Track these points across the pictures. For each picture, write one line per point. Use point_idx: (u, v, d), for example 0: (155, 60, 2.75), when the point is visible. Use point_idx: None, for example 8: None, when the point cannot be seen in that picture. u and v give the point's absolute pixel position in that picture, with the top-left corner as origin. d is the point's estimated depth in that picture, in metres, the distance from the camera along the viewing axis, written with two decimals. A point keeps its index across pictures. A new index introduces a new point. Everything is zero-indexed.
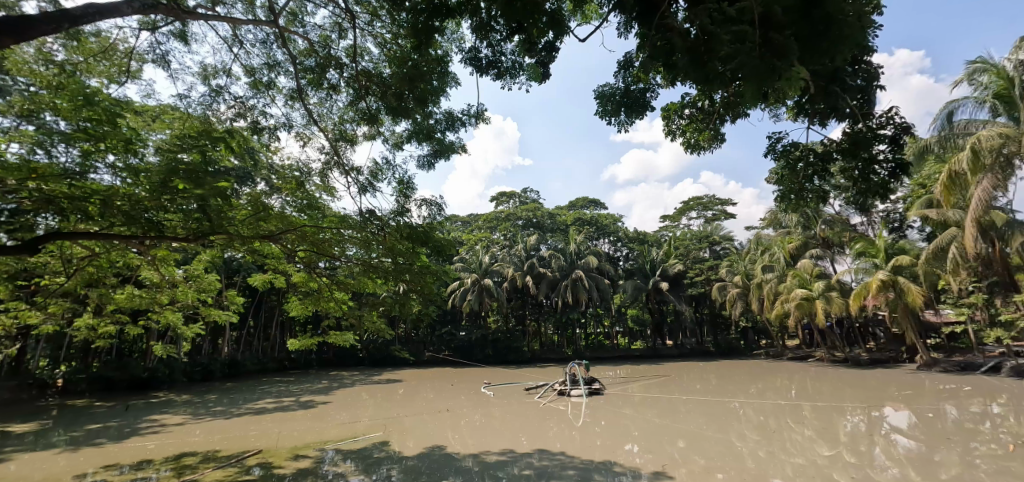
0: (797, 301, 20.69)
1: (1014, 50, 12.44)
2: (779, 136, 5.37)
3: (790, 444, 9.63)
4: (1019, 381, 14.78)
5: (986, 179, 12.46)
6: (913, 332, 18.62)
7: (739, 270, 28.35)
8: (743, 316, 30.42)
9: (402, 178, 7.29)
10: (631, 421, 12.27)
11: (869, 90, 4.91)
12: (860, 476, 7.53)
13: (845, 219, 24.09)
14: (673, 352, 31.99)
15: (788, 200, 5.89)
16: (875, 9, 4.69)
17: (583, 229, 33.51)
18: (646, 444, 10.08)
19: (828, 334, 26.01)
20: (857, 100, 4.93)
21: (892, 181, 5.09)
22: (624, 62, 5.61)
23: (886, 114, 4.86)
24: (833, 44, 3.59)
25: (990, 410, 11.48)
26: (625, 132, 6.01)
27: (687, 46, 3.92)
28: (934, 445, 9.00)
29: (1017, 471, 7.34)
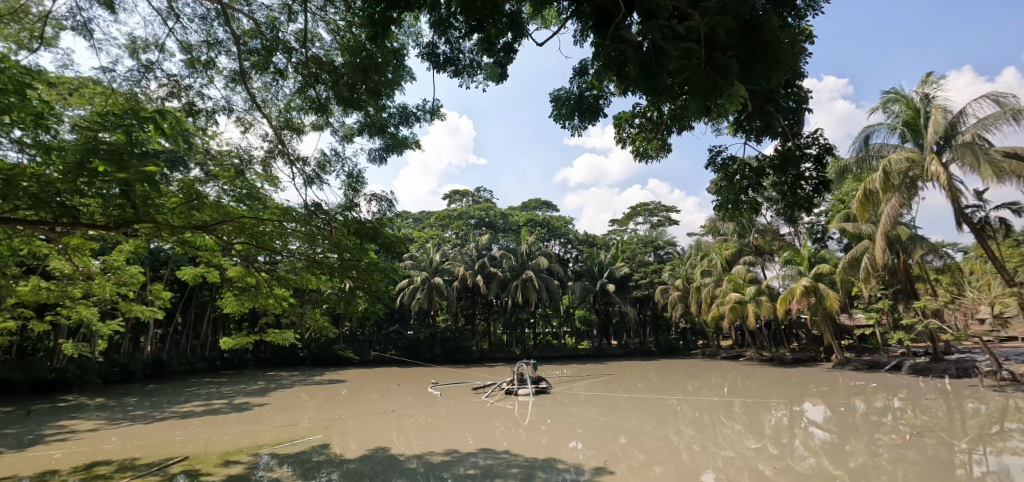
0: (732, 304, 22.10)
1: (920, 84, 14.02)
2: (718, 149, 5.75)
3: (721, 437, 10.30)
4: (916, 378, 16.63)
5: (894, 198, 13.95)
6: (829, 334, 20.40)
7: (681, 274, 29.81)
8: (683, 318, 32.03)
9: (352, 172, 7.05)
10: (576, 419, 12.58)
11: (800, 112, 5.25)
12: (781, 466, 8.18)
13: (776, 229, 25.96)
14: (618, 352, 33.12)
15: (725, 210, 6.27)
16: (807, 38, 5.09)
17: (535, 230, 33.83)
18: (590, 441, 10.38)
19: (757, 336, 27.93)
20: (789, 121, 5.27)
21: (814, 196, 5.58)
22: (580, 69, 5.73)
23: (812, 135, 5.31)
24: (769, 68, 3.98)
25: (891, 404, 12.86)
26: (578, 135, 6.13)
27: (638, 58, 3.94)
28: (845, 436, 9.94)
29: (911, 458, 8.27)
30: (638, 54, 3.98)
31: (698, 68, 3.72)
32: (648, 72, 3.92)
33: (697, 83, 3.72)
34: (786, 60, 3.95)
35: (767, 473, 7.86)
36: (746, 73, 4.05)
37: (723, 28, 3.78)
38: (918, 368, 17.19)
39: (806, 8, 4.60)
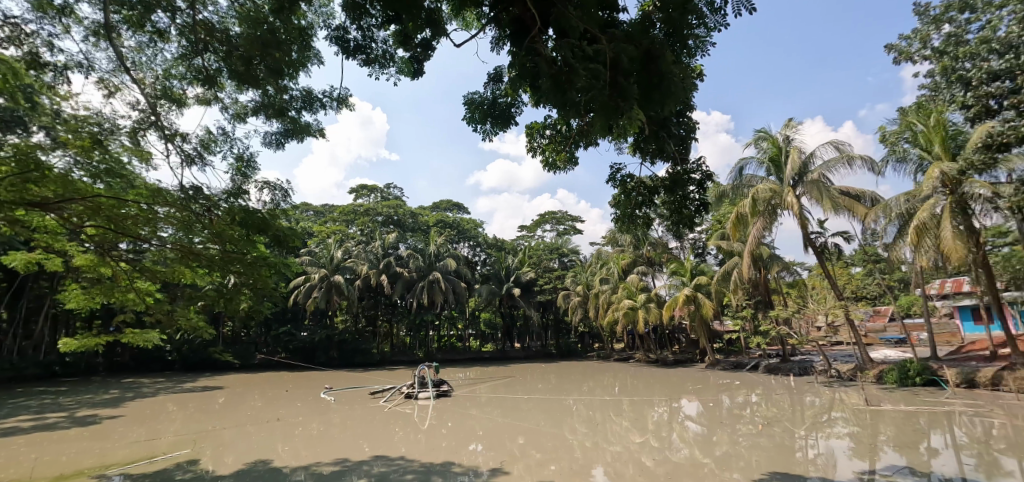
0: (625, 309, 23.94)
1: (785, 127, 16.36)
2: (619, 167, 6.20)
3: (610, 433, 11.04)
4: (769, 376, 19.32)
5: (759, 221, 16.13)
6: (703, 338, 22.92)
7: (581, 280, 31.46)
8: (582, 322, 33.76)
9: (242, 155, 6.17)
10: (476, 421, 12.62)
11: (689, 140, 5.86)
12: (660, 458, 8.98)
13: (666, 243, 28.55)
14: (519, 354, 33.88)
15: (622, 221, 6.74)
16: (698, 75, 5.68)
17: (444, 231, 33.36)
18: (489, 442, 10.50)
19: (646, 339, 30.43)
20: (679, 147, 5.87)
21: (695, 215, 6.25)
22: (494, 75, 5.53)
23: (698, 161, 5.97)
24: (662, 96, 4.47)
25: (749, 399, 14.80)
26: (490, 141, 6.00)
27: (551, 73, 4.34)
28: (713, 428, 11.22)
29: (763, 444, 9.60)
30: (551, 68, 4.33)
31: (603, 89, 4.29)
32: (559, 85, 4.35)
33: (601, 104, 4.31)
34: (677, 91, 4.42)
35: (649, 464, 8.58)
36: (643, 98, 4.52)
37: (624, 55, 4.26)
38: (771, 367, 20.04)
39: (701, 44, 5.05)
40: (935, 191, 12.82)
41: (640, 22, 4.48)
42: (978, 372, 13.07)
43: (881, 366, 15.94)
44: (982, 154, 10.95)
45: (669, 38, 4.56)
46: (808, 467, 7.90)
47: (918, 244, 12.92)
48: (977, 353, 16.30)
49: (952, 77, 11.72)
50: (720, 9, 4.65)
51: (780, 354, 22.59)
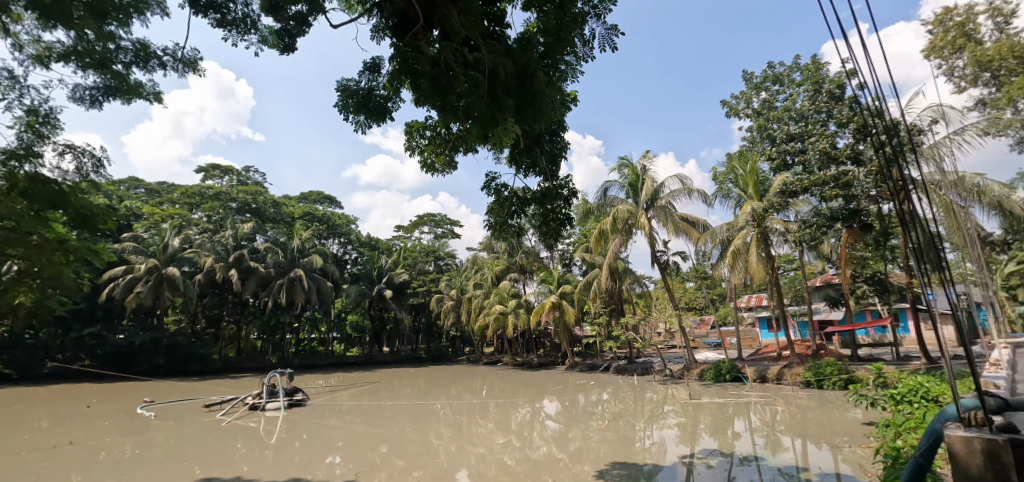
0: (496, 314, 24.61)
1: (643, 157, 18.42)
2: (494, 176, 6.34)
3: (475, 436, 11.18)
4: (619, 377, 21.43)
5: (618, 238, 17.96)
6: (565, 342, 24.57)
7: (456, 285, 31.50)
8: (454, 326, 33.78)
9: (39, 107, 4.53)
10: (335, 432, 11.77)
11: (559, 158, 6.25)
12: (520, 457, 9.35)
13: (538, 251, 30.03)
14: (386, 359, 32.60)
15: (494, 230, 6.88)
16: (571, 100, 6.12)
17: (311, 225, 30.62)
18: (348, 453, 9.85)
19: (514, 343, 31.57)
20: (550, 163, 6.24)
21: (560, 228, 6.67)
22: (371, 64, 5.28)
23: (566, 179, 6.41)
24: (536, 113, 4.72)
25: (601, 397, 16.25)
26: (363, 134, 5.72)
27: (432, 73, 4.31)
28: (569, 425, 12.05)
29: (610, 437, 10.59)
30: (432, 69, 4.35)
31: (481, 98, 4.39)
32: (439, 88, 4.37)
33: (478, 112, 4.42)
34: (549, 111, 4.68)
35: (510, 464, 8.86)
36: (517, 113, 4.74)
37: (502, 68, 4.44)
38: (620, 368, 22.26)
39: (573, 71, 5.46)
40: (746, 224, 15.46)
41: (521, 40, 4.72)
42: (768, 369, 16.11)
43: (703, 366, 18.74)
44: (781, 197, 13.67)
45: (545, 60, 4.84)
46: (645, 455, 8.91)
47: (734, 264, 15.57)
48: (769, 354, 20.11)
49: (762, 133, 14.38)
50: (590, 41, 5.11)
51: (628, 356, 25.22)
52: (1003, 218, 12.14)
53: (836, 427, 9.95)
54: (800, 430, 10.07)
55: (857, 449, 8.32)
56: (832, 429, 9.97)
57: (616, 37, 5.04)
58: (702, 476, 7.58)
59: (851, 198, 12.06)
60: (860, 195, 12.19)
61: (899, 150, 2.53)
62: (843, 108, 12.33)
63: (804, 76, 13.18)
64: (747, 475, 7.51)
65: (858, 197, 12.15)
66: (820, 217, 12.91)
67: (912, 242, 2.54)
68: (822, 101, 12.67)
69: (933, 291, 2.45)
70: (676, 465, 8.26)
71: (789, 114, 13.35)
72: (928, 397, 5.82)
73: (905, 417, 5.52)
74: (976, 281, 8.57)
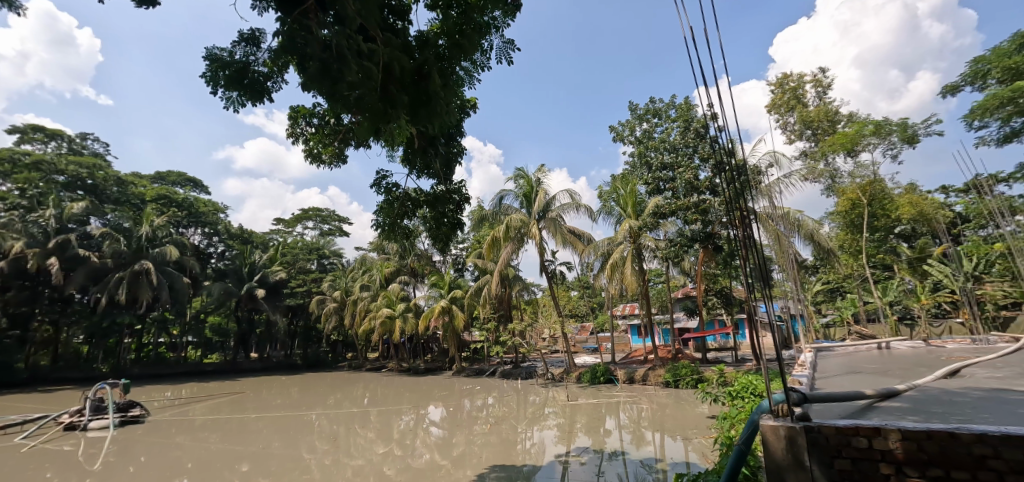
0: (383, 318, 23.65)
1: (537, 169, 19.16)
2: (385, 173, 6.12)
3: (353, 447, 10.55)
4: (504, 381, 21.89)
5: (510, 245, 18.46)
6: (453, 347, 24.46)
7: (340, 286, 29.64)
8: (335, 330, 31.73)
9: None
10: (183, 451, 10.26)
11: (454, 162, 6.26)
12: (401, 466, 9.07)
13: (430, 255, 29.52)
14: (254, 366, 29.46)
15: (382, 230, 6.59)
16: (468, 107, 6.18)
17: (166, 210, 26.24)
18: (198, 475, 8.64)
19: (400, 348, 30.59)
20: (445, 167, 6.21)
21: (451, 232, 6.65)
22: (249, 36, 4.77)
23: (460, 184, 6.43)
24: (430, 114, 4.64)
25: (485, 402, 16.44)
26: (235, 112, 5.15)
27: (321, 57, 4.04)
28: (453, 430, 11.96)
29: (492, 441, 10.74)
30: (322, 53, 4.07)
31: (373, 90, 4.21)
32: (327, 73, 4.09)
33: (368, 105, 4.23)
34: (443, 114, 4.64)
35: (389, 474, 8.53)
36: (410, 111, 4.62)
37: (396, 64, 4.32)
38: (505, 372, 22.77)
39: (469, 78, 5.50)
40: (624, 240, 16.82)
41: (420, 39, 4.64)
42: (635, 371, 17.73)
43: (581, 369, 19.99)
44: (653, 217, 15.19)
45: (443, 62, 4.81)
46: (524, 457, 9.20)
47: (612, 276, 16.89)
48: (637, 358, 22.14)
49: (641, 159, 15.83)
50: (488, 52, 5.22)
51: (513, 361, 25.91)
52: (815, 247, 14.90)
53: (688, 422, 11.26)
54: (660, 425, 11.22)
55: (702, 440, 9.51)
56: (685, 423, 11.27)
57: (512, 51, 5.21)
58: (574, 473, 8.05)
59: (707, 223, 14.10)
60: (715, 222, 14.16)
61: (741, 183, 2.94)
62: (705, 145, 14.22)
63: (677, 113, 14.80)
64: (614, 469, 8.15)
65: (712, 222, 14.17)
66: (682, 237, 14.67)
67: (749, 263, 2.96)
68: (690, 137, 14.41)
69: (764, 304, 2.84)
70: (552, 463, 8.67)
71: (664, 145, 14.92)
72: (754, 393, 6.87)
73: (738, 411, 6.45)
74: (793, 296, 10.38)
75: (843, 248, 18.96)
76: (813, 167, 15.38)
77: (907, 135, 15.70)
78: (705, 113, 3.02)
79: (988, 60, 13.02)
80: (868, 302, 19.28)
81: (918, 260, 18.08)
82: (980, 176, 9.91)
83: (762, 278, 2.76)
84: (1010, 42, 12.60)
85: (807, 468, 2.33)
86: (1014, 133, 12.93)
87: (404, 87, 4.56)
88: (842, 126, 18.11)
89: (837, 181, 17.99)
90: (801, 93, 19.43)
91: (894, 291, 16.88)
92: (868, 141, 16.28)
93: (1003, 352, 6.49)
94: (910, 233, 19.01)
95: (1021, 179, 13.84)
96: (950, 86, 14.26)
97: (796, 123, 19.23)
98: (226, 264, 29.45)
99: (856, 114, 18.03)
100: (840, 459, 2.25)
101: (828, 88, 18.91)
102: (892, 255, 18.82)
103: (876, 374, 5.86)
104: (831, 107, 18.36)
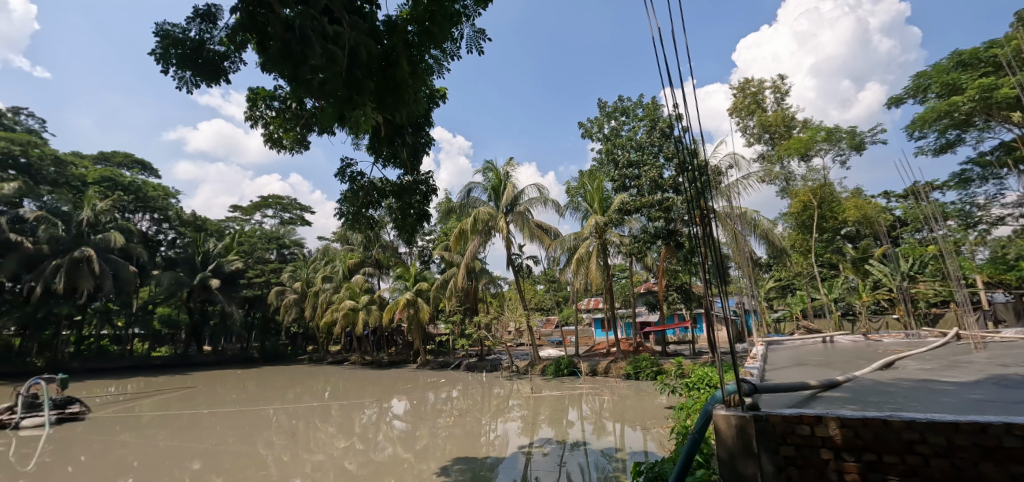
0: (345, 310, 23.11)
1: (506, 162, 19.10)
2: (350, 162, 5.95)
3: (313, 442, 10.32)
4: (469, 374, 21.85)
5: (477, 238, 18.44)
6: (418, 340, 24.21)
7: (301, 277, 28.75)
8: (295, 322, 30.79)
9: None
10: (128, 450, 9.75)
11: (423, 152, 6.16)
12: (362, 459, 8.94)
13: (396, 246, 29.02)
14: (207, 359, 28.27)
15: (347, 219, 6.43)
16: (438, 97, 6.08)
17: (110, 193, 24.47)
18: (145, 475, 8.23)
19: (363, 341, 30.04)
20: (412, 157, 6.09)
21: (417, 223, 6.55)
22: (205, 12, 4.52)
23: (427, 174, 6.32)
24: (397, 102, 4.53)
25: (449, 394, 16.40)
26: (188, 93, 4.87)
27: (283, 39, 3.91)
28: (417, 424, 11.88)
29: (455, 433, 10.74)
30: (285, 33, 3.91)
31: (338, 75, 4.07)
32: (289, 55, 3.94)
33: (332, 90, 4.08)
34: (411, 102, 4.55)
35: (350, 469, 8.35)
36: (377, 98, 4.50)
37: (363, 49, 4.20)
38: (470, 365, 22.70)
39: (438, 66, 5.42)
40: (590, 235, 17.00)
41: (389, 24, 4.51)
42: (598, 364, 18.08)
43: (545, 361, 20.21)
44: (618, 213, 15.45)
45: (412, 49, 4.73)
46: (487, 449, 9.26)
47: (577, 270, 17.14)
48: (600, 351, 22.56)
49: (608, 156, 15.98)
50: (458, 40, 5.15)
51: (478, 354, 25.89)
52: (769, 246, 15.55)
53: (647, 413, 11.60)
54: (620, 416, 11.50)
55: (660, 429, 9.82)
56: (643, 413, 11.64)
57: (483, 42, 5.18)
58: (537, 463, 8.15)
59: (669, 220, 14.54)
60: (677, 219, 14.65)
61: (703, 182, 3.00)
62: (669, 145, 14.58)
63: (644, 112, 15.02)
64: (575, 458, 8.33)
65: (674, 220, 14.65)
66: (646, 234, 15.05)
67: (707, 259, 3.03)
68: (655, 136, 14.68)
69: (721, 300, 2.90)
70: (515, 455, 8.76)
71: (631, 143, 15.14)
72: (710, 384, 7.14)
73: (693, 401, 6.70)
74: (748, 293, 10.80)
75: (794, 247, 19.96)
76: (769, 170, 16.01)
77: (855, 143, 16.63)
78: (671, 113, 3.06)
79: (929, 75, 13.89)
80: (814, 299, 20.39)
81: (861, 259, 19.27)
82: (918, 183, 10.57)
83: (719, 274, 2.81)
84: (948, 60, 13.44)
85: (755, 454, 2.45)
86: (949, 144, 13.90)
87: (370, 73, 4.44)
88: (797, 131, 18.94)
89: (791, 183, 18.83)
90: (761, 98, 20.20)
91: (839, 288, 17.87)
92: (819, 146, 17.14)
93: (932, 346, 6.99)
94: (854, 234, 20.20)
95: (953, 187, 14.92)
96: (894, 98, 15.17)
97: (755, 127, 19.95)
98: (177, 252, 28.00)
99: (810, 120, 18.87)
100: (785, 445, 2.38)
101: (786, 94, 19.71)
102: (838, 254, 19.95)
103: (820, 366, 6.21)
104: (788, 113, 19.17)
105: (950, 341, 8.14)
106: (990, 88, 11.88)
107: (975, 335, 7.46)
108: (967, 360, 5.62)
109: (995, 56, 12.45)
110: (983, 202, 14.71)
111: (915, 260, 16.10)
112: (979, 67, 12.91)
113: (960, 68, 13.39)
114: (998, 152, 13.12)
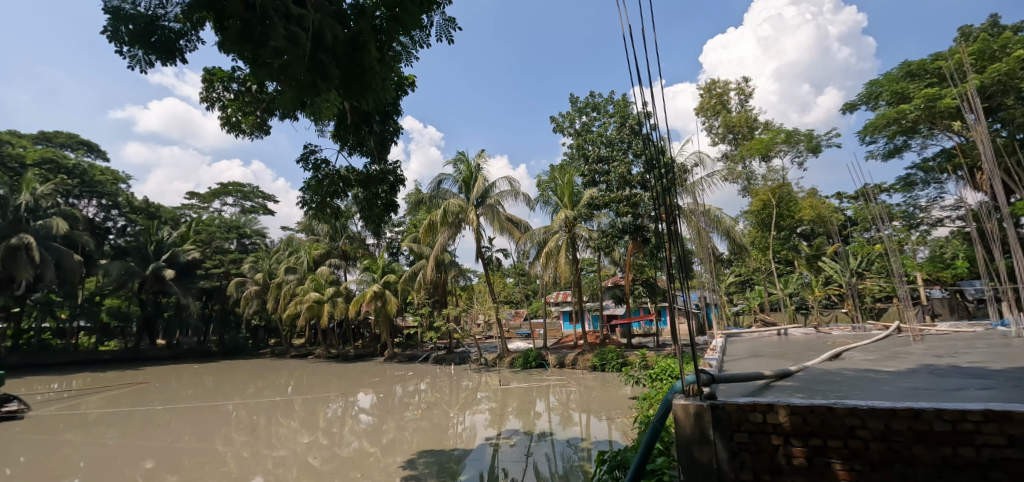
0: (309, 303, 22.58)
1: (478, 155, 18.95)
2: (313, 148, 5.77)
3: (274, 437, 10.04)
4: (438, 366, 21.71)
5: (446, 231, 18.27)
6: (386, 333, 23.79)
7: (263, 268, 27.83)
8: (256, 314, 29.79)
9: None
10: (73, 450, 9.23)
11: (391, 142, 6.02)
12: (328, 454, 8.79)
13: (363, 238, 28.44)
14: (161, 354, 27.05)
15: (311, 208, 6.24)
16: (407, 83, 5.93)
17: (52, 177, 22.84)
18: (92, 475, 7.81)
19: (328, 334, 29.42)
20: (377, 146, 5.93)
21: (383, 214, 6.44)
22: None
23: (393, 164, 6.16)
24: (363, 88, 4.42)
25: (417, 387, 16.26)
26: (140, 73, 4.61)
27: (243, 17, 3.74)
28: (384, 417, 11.75)
29: (422, 426, 10.66)
30: (245, 12, 3.76)
31: (301, 59, 3.94)
32: (249, 36, 3.80)
33: (295, 74, 3.96)
34: (378, 90, 4.46)
35: (314, 464, 8.19)
36: (343, 85, 4.40)
37: (328, 32, 4.01)
38: (438, 358, 22.56)
39: (407, 54, 5.32)
40: (559, 229, 17.17)
41: (357, 7, 4.34)
42: (565, 355, 18.30)
43: (514, 354, 20.32)
44: (587, 208, 15.67)
45: (379, 35, 4.61)
46: (455, 441, 9.26)
47: (546, 263, 17.29)
48: (567, 343, 22.85)
49: (579, 151, 16.00)
50: (427, 28, 5.07)
51: (446, 347, 25.73)
52: (730, 243, 16.07)
53: (611, 403, 11.88)
54: (586, 407, 11.73)
55: (624, 419, 10.08)
56: (608, 404, 11.92)
57: (453, 30, 5.11)
58: (504, 455, 8.20)
59: (637, 216, 14.84)
60: (644, 215, 14.97)
61: (670, 178, 3.02)
62: (638, 142, 14.80)
63: (615, 108, 15.22)
64: (542, 449, 8.44)
65: (641, 215, 14.96)
66: (614, 229, 15.35)
67: (671, 255, 3.06)
68: (625, 133, 14.89)
69: (683, 294, 2.92)
70: (483, 446, 8.82)
71: (601, 139, 15.29)
72: (671, 375, 7.36)
73: (656, 391, 6.91)
74: (709, 287, 11.09)
75: (754, 244, 20.80)
76: (732, 169, 16.58)
77: (812, 145, 17.38)
78: (639, 108, 3.05)
79: (881, 83, 14.64)
80: (771, 293, 21.15)
81: (814, 256, 20.27)
82: (868, 186, 11.10)
83: (683, 269, 2.84)
84: (899, 69, 14.17)
85: (711, 441, 2.54)
86: (897, 149, 14.77)
87: (336, 57, 4.28)
88: (758, 133, 19.67)
89: (752, 183, 19.55)
90: (726, 99, 20.79)
91: (794, 283, 18.63)
92: (779, 148, 17.78)
93: (876, 338, 7.40)
94: (809, 232, 21.22)
95: (899, 189, 15.83)
96: (849, 104, 15.95)
97: (719, 127, 20.52)
98: (127, 240, 26.49)
99: (771, 122, 19.60)
100: (739, 432, 2.48)
101: (750, 96, 20.34)
102: (793, 251, 20.84)
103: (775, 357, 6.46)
104: (751, 114, 19.83)
105: (893, 333, 8.69)
106: (935, 97, 12.66)
107: (913, 327, 7.96)
108: (906, 351, 6.02)
109: (940, 68, 13.23)
110: (926, 204, 15.72)
111: (864, 257, 16.95)
112: (925, 78, 13.69)
113: (909, 78, 14.13)
114: (939, 158, 14.04)
